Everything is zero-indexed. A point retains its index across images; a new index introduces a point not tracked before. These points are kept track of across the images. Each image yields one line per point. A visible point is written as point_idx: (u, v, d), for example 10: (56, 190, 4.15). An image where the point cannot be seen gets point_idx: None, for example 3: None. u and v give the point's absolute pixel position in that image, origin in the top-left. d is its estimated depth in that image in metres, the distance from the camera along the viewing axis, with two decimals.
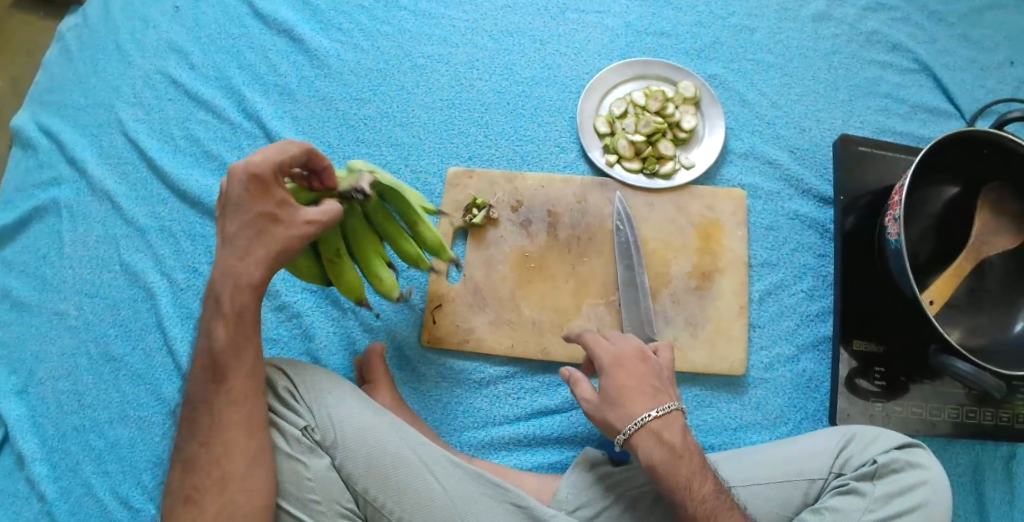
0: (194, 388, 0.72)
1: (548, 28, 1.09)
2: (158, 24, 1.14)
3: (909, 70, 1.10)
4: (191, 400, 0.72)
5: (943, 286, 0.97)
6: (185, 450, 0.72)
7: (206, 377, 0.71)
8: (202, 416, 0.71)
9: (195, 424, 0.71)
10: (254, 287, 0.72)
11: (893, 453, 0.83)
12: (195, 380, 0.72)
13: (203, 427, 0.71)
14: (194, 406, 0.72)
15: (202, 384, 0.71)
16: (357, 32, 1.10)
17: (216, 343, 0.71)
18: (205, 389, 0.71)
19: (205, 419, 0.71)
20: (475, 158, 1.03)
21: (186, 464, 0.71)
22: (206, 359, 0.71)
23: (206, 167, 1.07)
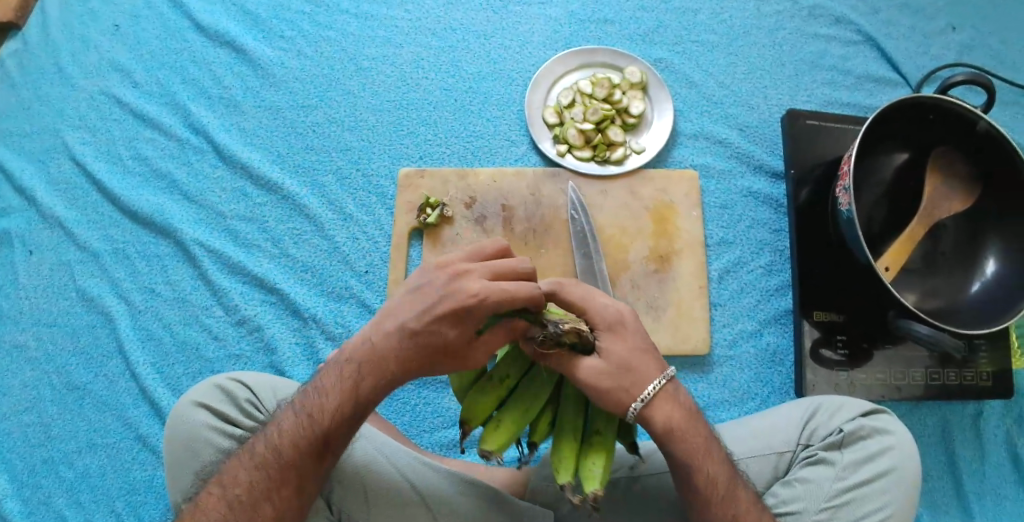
0: (289, 445, 0.67)
1: (491, 22, 1.09)
2: (99, 43, 1.11)
3: (853, 42, 1.10)
4: (282, 454, 0.67)
5: (897, 252, 0.96)
6: (248, 502, 0.66)
7: (308, 448, 0.67)
8: (286, 478, 0.66)
9: (274, 481, 0.66)
10: (386, 378, 0.67)
11: (859, 420, 0.82)
12: (293, 438, 0.67)
13: (282, 489, 0.66)
14: (281, 463, 0.66)
15: (299, 450, 0.67)
16: (300, 38, 1.09)
17: (331, 421, 0.67)
18: (299, 456, 0.67)
19: (286, 482, 0.66)
20: (426, 158, 1.03)
21: (238, 517, 0.66)
22: (316, 430, 0.67)
23: (156, 186, 1.05)
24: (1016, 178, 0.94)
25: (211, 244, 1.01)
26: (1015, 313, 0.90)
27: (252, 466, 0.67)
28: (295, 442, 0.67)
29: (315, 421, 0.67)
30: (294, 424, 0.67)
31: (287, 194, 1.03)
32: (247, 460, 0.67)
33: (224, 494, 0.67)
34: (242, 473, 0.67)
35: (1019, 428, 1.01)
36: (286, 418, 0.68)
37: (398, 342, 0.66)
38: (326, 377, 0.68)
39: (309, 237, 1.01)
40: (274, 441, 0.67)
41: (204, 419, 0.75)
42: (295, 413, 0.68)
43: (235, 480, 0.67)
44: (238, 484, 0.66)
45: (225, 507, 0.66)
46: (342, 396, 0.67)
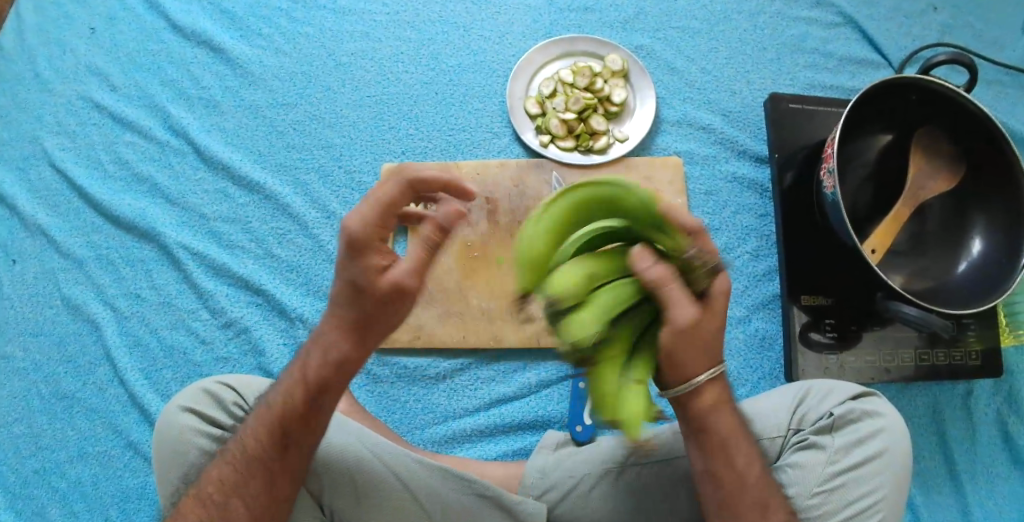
0: (254, 438, 0.65)
1: (469, 13, 1.08)
2: (74, 46, 1.09)
3: (835, 24, 1.10)
4: (249, 450, 0.66)
5: (884, 234, 0.96)
6: (219, 502, 0.65)
7: (270, 443, 0.65)
8: (252, 475, 0.65)
9: (242, 480, 0.65)
10: (341, 363, 0.63)
11: (849, 403, 0.81)
12: (256, 434, 0.66)
13: (250, 487, 0.65)
14: (247, 459, 0.65)
15: (262, 445, 0.65)
16: (278, 35, 1.08)
17: (291, 416, 0.64)
18: (262, 451, 0.65)
19: (253, 479, 0.65)
20: (408, 152, 1.03)
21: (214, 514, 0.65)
22: (278, 425, 0.65)
23: (137, 190, 1.03)
24: (1000, 157, 0.94)
25: (194, 247, 0.99)
26: (1002, 292, 0.90)
27: (224, 461, 0.67)
28: (259, 438, 0.65)
29: (275, 416, 0.65)
30: (256, 420, 0.66)
31: (270, 194, 1.01)
32: (220, 458, 0.67)
33: (199, 494, 0.66)
34: (214, 473, 0.67)
35: (1010, 406, 1.01)
36: (252, 415, 0.67)
37: (340, 323, 0.62)
38: (286, 371, 0.66)
39: (292, 237, 1.00)
40: (245, 434, 0.67)
41: (190, 422, 0.74)
42: (259, 409, 0.66)
43: (206, 479, 0.67)
44: (209, 484, 0.66)
45: (201, 507, 0.66)
46: (299, 390, 0.64)
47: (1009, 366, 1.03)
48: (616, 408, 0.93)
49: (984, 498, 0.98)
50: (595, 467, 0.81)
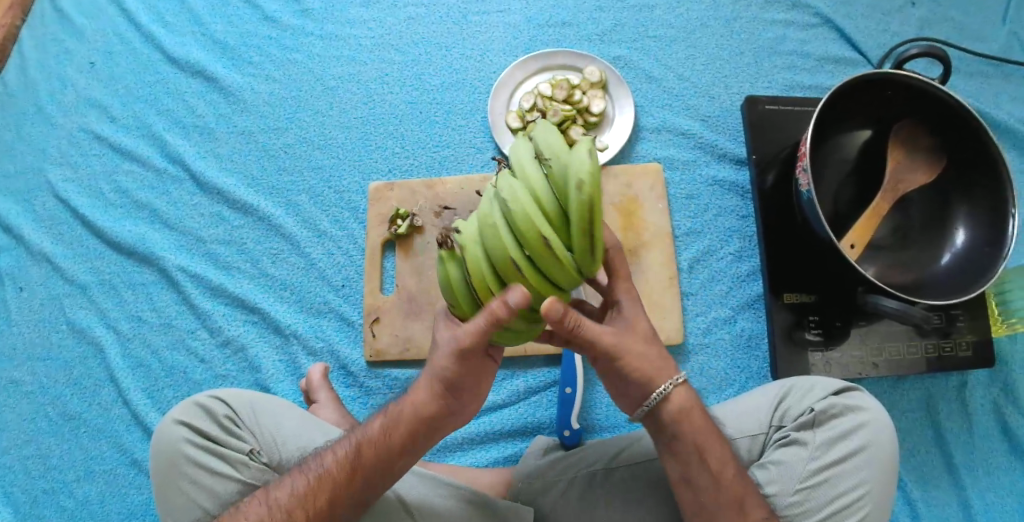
0: (340, 460, 0.71)
1: (451, 34, 1.12)
2: (75, 81, 1.14)
3: (812, 25, 1.11)
4: (327, 468, 0.71)
5: (863, 228, 0.96)
6: (284, 508, 0.69)
7: (350, 471, 0.70)
8: (326, 498, 0.70)
9: (314, 498, 0.70)
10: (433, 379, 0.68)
11: (831, 399, 0.81)
12: (341, 454, 0.71)
13: (319, 501, 0.70)
14: (323, 475, 0.70)
15: (341, 466, 0.70)
16: (268, 63, 1.12)
17: (374, 456, 0.70)
18: (341, 472, 0.70)
19: (323, 495, 0.70)
20: (395, 170, 1.06)
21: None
22: (359, 458, 0.70)
23: (137, 217, 1.08)
24: (978, 145, 0.94)
25: (192, 269, 1.03)
26: (988, 278, 0.90)
27: (301, 475, 0.71)
28: (340, 459, 0.71)
29: (360, 447, 0.71)
30: (348, 444, 0.71)
31: (263, 216, 1.05)
32: (302, 471, 0.72)
33: (265, 504, 0.70)
34: (287, 481, 0.71)
35: (1006, 397, 1.01)
36: (338, 443, 0.73)
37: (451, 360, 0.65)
38: (380, 412, 0.73)
39: (286, 256, 1.04)
40: (330, 451, 0.72)
41: (185, 435, 0.77)
42: (346, 437, 0.73)
43: (275, 488, 0.71)
44: (282, 491, 0.70)
45: (265, 510, 0.70)
46: (392, 431, 0.70)
47: (1003, 356, 1.02)
48: (604, 412, 0.95)
49: (984, 491, 0.97)
50: (580, 471, 0.83)
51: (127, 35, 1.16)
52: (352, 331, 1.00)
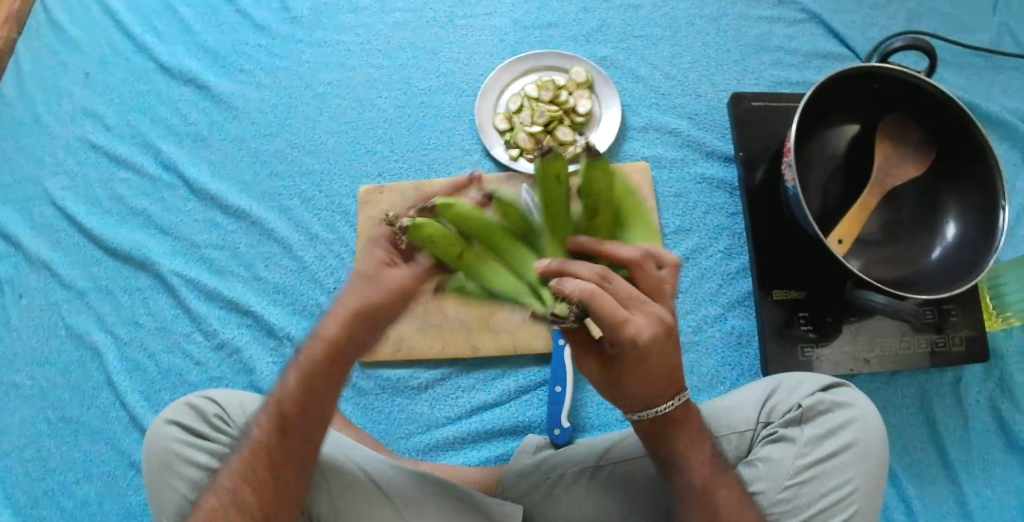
0: (261, 428, 0.69)
1: (439, 37, 1.13)
2: (71, 92, 1.16)
3: (799, 22, 1.11)
4: (255, 440, 0.69)
5: (851, 224, 0.96)
6: (230, 489, 0.68)
7: (278, 432, 0.69)
8: (268, 463, 0.68)
9: (256, 470, 0.68)
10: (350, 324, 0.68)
11: (819, 394, 0.81)
12: (263, 424, 0.70)
13: (256, 472, 0.68)
14: (255, 447, 0.69)
15: (267, 432, 0.69)
16: (259, 70, 1.14)
17: (295, 405, 0.68)
18: (270, 438, 0.69)
19: (262, 465, 0.68)
20: (385, 173, 1.07)
21: (222, 507, 0.67)
22: (283, 416, 0.69)
23: (133, 223, 1.09)
24: (967, 139, 0.94)
25: (186, 273, 1.05)
26: (978, 271, 0.90)
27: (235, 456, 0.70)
28: (266, 426, 0.69)
29: (279, 408, 0.69)
30: (267, 410, 0.70)
31: (255, 220, 1.06)
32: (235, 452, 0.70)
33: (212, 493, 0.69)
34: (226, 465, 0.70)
35: (1001, 391, 1.00)
36: (259, 411, 0.72)
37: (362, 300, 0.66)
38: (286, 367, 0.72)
39: (278, 260, 1.05)
40: (255, 429, 0.70)
41: (176, 434, 0.78)
42: (266, 402, 0.71)
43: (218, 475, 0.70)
44: (223, 473, 0.69)
45: (212, 499, 0.68)
46: (304, 377, 0.68)
47: (998, 350, 1.01)
48: (595, 410, 0.95)
49: (981, 486, 0.96)
50: (569, 469, 0.83)
51: (121, 45, 1.17)
52: None
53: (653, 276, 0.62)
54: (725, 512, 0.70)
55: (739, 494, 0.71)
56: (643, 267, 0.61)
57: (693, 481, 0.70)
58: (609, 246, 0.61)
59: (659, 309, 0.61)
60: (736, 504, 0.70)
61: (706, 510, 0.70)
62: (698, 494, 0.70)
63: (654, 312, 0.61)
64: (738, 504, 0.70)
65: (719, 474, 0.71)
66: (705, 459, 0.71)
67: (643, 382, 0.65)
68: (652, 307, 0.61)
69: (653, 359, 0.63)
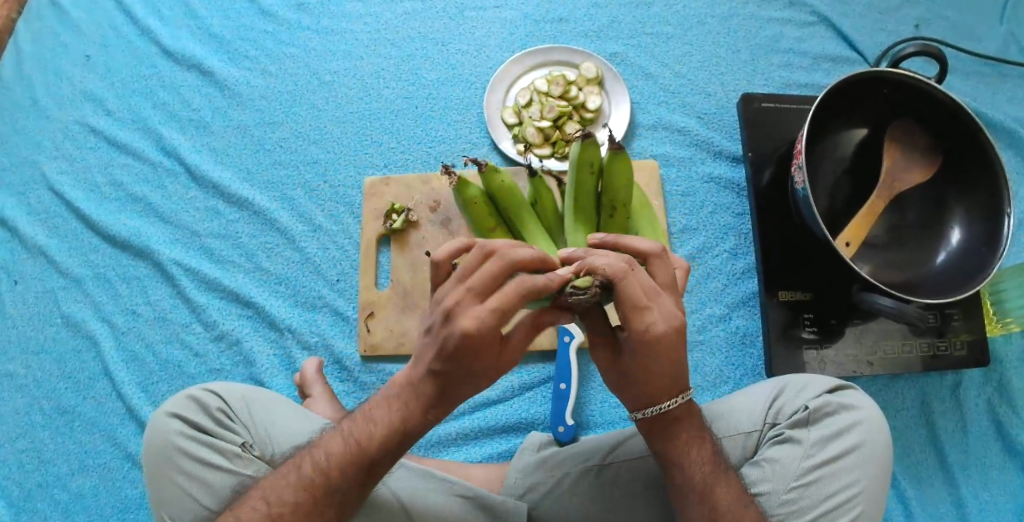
0: (336, 464, 0.68)
1: (448, 29, 1.12)
2: (71, 75, 1.14)
3: (808, 23, 1.11)
4: (324, 469, 0.68)
5: (858, 226, 0.97)
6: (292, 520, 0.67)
7: (352, 465, 0.67)
8: (329, 500, 0.68)
9: (315, 502, 0.67)
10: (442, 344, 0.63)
11: (825, 396, 0.81)
12: (337, 456, 0.68)
13: (319, 503, 0.67)
14: (324, 478, 0.68)
15: (341, 466, 0.67)
16: (264, 58, 1.12)
17: (377, 450, 0.67)
18: (341, 471, 0.67)
19: (327, 499, 0.68)
20: (390, 165, 1.06)
21: None
22: (360, 456, 0.67)
23: (132, 210, 1.07)
24: (973, 145, 0.94)
25: (187, 263, 1.03)
26: (983, 277, 0.90)
27: (299, 486, 0.68)
28: (338, 459, 0.68)
29: (357, 441, 0.68)
30: (342, 443, 0.68)
31: (258, 210, 1.05)
32: (296, 479, 0.68)
33: (263, 507, 0.67)
34: (287, 491, 0.68)
35: (1000, 396, 1.01)
36: (332, 437, 0.70)
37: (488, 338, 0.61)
38: (373, 404, 0.69)
39: (281, 251, 1.03)
40: (323, 453, 0.68)
41: (177, 427, 0.77)
42: (343, 430, 0.69)
43: (279, 494, 0.68)
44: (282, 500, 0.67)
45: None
46: (397, 419, 0.67)
47: (997, 356, 1.02)
48: (598, 408, 0.95)
49: (978, 490, 0.97)
50: (574, 467, 0.82)
51: (123, 29, 1.15)
52: (346, 327, 1.00)
53: (668, 271, 0.63)
54: (724, 511, 0.69)
55: (740, 494, 0.70)
56: (660, 260, 0.62)
57: (694, 478, 0.70)
58: (626, 239, 0.63)
59: (672, 306, 0.62)
60: (735, 506, 0.69)
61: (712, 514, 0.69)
62: (698, 492, 0.70)
63: (668, 308, 0.62)
64: (738, 507, 0.70)
65: (719, 472, 0.71)
66: (706, 455, 0.71)
67: (649, 377, 0.66)
68: (666, 301, 0.62)
69: (661, 356, 0.63)
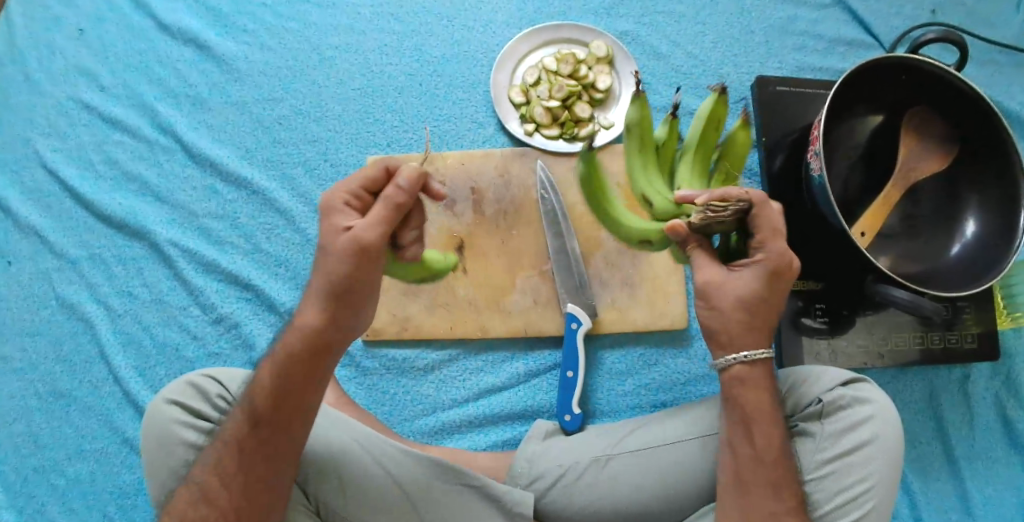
0: (234, 424, 0.68)
1: (453, 3, 1.08)
2: (63, 49, 1.10)
3: (824, 5, 1.08)
4: (228, 433, 0.69)
5: (874, 216, 0.95)
6: (201, 484, 0.69)
7: (251, 425, 0.67)
8: (234, 462, 0.68)
9: (221, 463, 0.68)
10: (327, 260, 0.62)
11: (839, 389, 0.78)
12: (236, 417, 0.69)
13: (225, 466, 0.68)
14: (228, 442, 0.68)
15: (240, 427, 0.68)
16: (262, 32, 1.08)
17: (267, 403, 0.66)
18: (239, 432, 0.68)
19: (231, 461, 0.68)
20: (394, 145, 1.03)
21: (195, 499, 0.69)
22: (254, 412, 0.67)
23: (128, 189, 1.04)
24: (991, 135, 0.92)
25: (185, 244, 1.00)
26: (996, 272, 0.88)
27: (209, 449, 0.70)
28: (237, 420, 0.68)
29: (251, 399, 0.68)
30: (239, 405, 0.69)
31: (257, 190, 1.02)
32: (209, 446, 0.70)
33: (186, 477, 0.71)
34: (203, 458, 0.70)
35: (1009, 388, 0.99)
36: (234, 405, 0.71)
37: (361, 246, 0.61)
38: (265, 356, 0.69)
39: (280, 232, 1.01)
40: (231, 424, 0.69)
41: (175, 415, 0.75)
42: (246, 392, 0.69)
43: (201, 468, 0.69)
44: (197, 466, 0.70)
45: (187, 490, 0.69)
46: (279, 372, 0.66)
47: (1007, 348, 1.00)
48: (605, 396, 0.93)
49: (984, 483, 0.96)
50: (583, 456, 0.81)
51: (117, 1, 1.11)
52: None
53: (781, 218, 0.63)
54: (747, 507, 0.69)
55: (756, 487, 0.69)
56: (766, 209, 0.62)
57: None
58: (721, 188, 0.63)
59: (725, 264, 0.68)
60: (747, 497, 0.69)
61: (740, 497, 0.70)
62: None
63: (762, 260, 0.65)
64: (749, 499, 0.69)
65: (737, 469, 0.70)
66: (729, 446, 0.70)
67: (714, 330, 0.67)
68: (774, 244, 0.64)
69: (749, 300, 0.66)
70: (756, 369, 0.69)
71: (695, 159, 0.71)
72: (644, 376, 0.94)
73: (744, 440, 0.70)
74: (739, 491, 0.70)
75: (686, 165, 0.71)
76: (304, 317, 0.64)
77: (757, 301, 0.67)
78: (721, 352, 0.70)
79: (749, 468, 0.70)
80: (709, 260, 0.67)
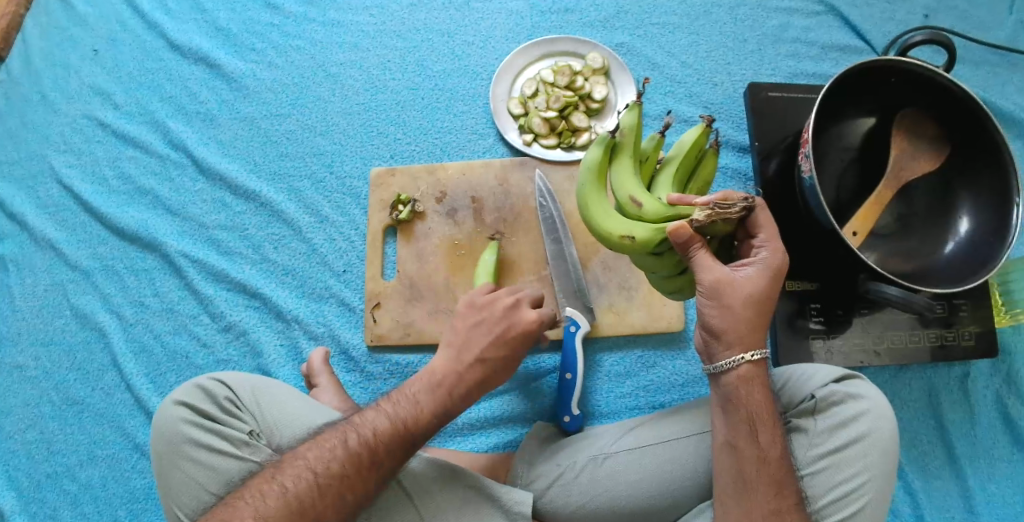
0: (382, 441, 0.72)
1: (454, 20, 1.12)
2: (79, 69, 1.14)
3: (815, 13, 1.11)
4: (372, 444, 0.72)
5: (865, 216, 0.96)
6: (335, 492, 0.70)
7: (403, 444, 0.73)
8: (372, 473, 0.71)
9: (360, 475, 0.71)
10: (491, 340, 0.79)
11: (832, 386, 0.80)
12: (384, 433, 0.73)
13: (362, 478, 0.71)
14: (370, 454, 0.72)
15: (388, 444, 0.72)
16: (270, 50, 1.12)
17: (424, 430, 0.74)
18: (387, 449, 0.72)
19: (368, 474, 0.71)
20: (397, 157, 1.06)
21: (324, 503, 0.69)
22: (408, 434, 0.74)
23: (140, 203, 1.08)
24: (982, 134, 0.93)
25: (195, 255, 1.03)
26: (988, 269, 0.89)
27: (346, 458, 0.71)
28: (386, 436, 0.73)
29: (409, 421, 0.74)
30: (393, 422, 0.74)
31: (265, 202, 1.05)
32: (342, 452, 0.71)
33: (310, 477, 0.70)
34: (336, 462, 0.70)
35: (1009, 387, 1.00)
36: (374, 416, 0.74)
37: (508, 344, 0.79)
38: (420, 383, 0.77)
39: (288, 242, 1.04)
40: (371, 433, 0.73)
41: (185, 415, 0.77)
42: (388, 410, 0.75)
43: (262, 495, 0.68)
44: (327, 470, 0.70)
45: (314, 493, 0.69)
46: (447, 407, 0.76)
47: (1005, 346, 1.01)
48: (604, 397, 0.95)
49: (986, 482, 0.97)
50: (581, 456, 0.83)
51: (130, 23, 1.16)
52: (353, 317, 1.00)
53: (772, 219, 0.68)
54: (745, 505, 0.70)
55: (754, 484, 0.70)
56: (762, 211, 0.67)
57: None
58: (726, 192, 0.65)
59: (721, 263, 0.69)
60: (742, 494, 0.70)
61: (736, 494, 0.70)
62: None
63: (762, 257, 0.68)
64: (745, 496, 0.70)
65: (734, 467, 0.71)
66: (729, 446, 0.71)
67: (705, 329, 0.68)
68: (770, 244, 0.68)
69: (741, 302, 0.67)
70: (759, 369, 0.70)
71: (674, 173, 0.72)
72: (643, 377, 0.96)
73: (745, 441, 0.70)
74: (740, 494, 0.70)
75: (666, 178, 0.72)
76: (469, 372, 0.78)
77: (751, 302, 0.68)
78: (723, 355, 0.69)
79: (749, 465, 0.70)
80: (712, 261, 0.66)
